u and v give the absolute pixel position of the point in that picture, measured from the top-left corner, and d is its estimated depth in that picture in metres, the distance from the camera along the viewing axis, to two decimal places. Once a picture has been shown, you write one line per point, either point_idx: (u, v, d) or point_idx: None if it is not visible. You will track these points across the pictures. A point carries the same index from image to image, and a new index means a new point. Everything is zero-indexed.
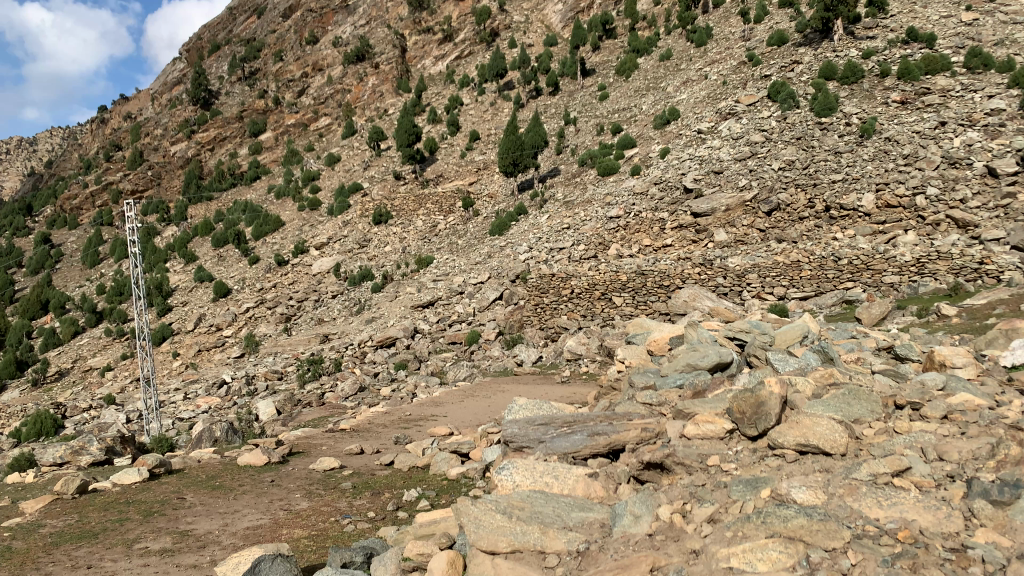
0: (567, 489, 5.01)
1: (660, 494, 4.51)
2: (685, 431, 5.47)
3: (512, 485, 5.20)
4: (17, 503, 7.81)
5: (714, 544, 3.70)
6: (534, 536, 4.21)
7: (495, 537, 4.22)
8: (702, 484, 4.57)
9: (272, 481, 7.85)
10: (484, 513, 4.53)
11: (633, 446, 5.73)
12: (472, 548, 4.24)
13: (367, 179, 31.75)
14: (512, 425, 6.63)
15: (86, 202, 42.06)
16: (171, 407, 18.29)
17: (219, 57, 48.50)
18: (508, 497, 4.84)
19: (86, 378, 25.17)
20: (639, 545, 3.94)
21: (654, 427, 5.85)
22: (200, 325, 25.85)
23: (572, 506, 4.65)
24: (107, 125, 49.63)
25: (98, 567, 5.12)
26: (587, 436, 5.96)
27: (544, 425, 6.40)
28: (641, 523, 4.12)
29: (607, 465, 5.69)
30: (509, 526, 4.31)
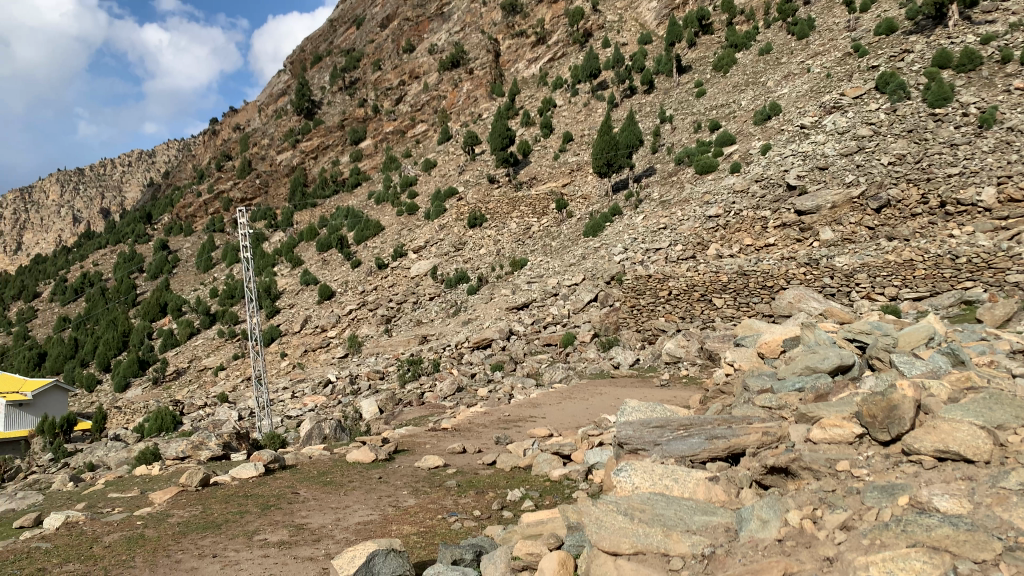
0: (687, 492, 4.95)
1: (788, 499, 4.37)
2: (810, 435, 5.30)
3: (630, 487, 5.18)
4: (146, 494, 8.35)
5: (850, 552, 3.56)
6: (657, 538, 4.17)
7: (618, 539, 4.19)
8: (832, 490, 4.40)
9: (381, 477, 8.10)
10: (605, 513, 4.51)
11: (755, 449, 5.62)
12: (592, 549, 4.24)
13: (462, 184, 32.24)
14: (626, 426, 6.62)
15: (201, 210, 44.46)
16: (281, 406, 19.13)
17: (321, 68, 50.26)
18: (628, 499, 4.81)
19: (201, 377, 26.56)
20: (769, 550, 3.83)
21: (775, 431, 5.70)
22: (306, 326, 26.91)
23: (694, 510, 4.58)
24: (218, 136, 52.28)
25: (223, 557, 5.39)
26: (705, 440, 5.90)
27: (660, 427, 6.39)
28: (768, 528, 4.01)
29: (727, 468, 5.59)
30: (631, 528, 4.28)
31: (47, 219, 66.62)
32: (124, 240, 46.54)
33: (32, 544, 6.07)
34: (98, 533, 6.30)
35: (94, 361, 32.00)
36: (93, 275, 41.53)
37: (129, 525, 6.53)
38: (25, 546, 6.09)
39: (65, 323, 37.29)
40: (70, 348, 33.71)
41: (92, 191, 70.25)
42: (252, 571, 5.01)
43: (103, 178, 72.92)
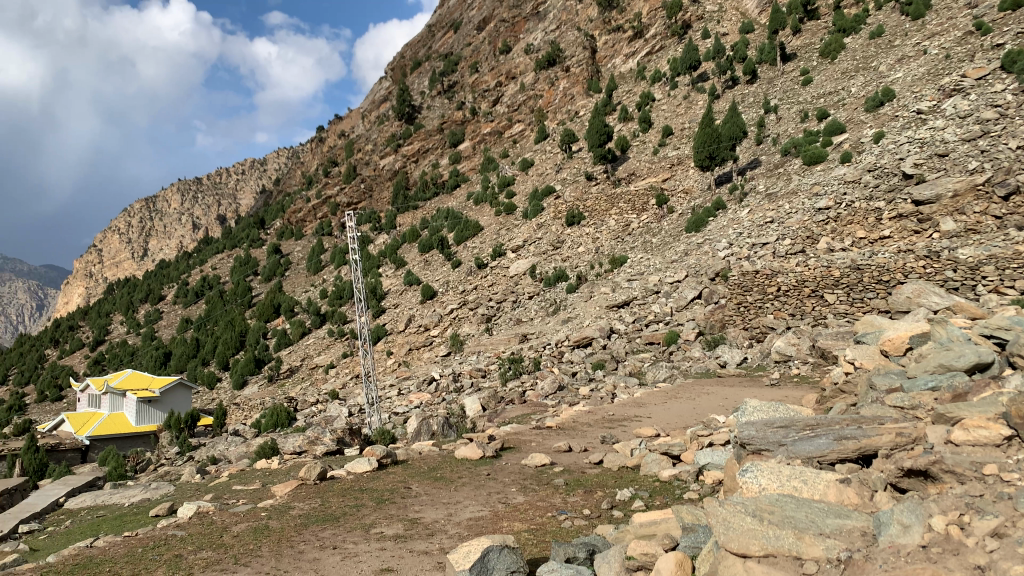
0: (817, 494, 4.79)
1: (932, 503, 4.11)
2: (951, 436, 4.98)
3: (757, 488, 5.05)
4: (268, 486, 8.76)
5: (1006, 561, 3.30)
6: (789, 541, 4.03)
7: (747, 540, 4.08)
8: (979, 495, 4.10)
9: (489, 474, 8.20)
10: (732, 514, 4.40)
11: (888, 451, 5.36)
12: (720, 550, 4.15)
13: (560, 182, 32.23)
14: (748, 425, 6.49)
15: (309, 214, 46.25)
16: (388, 403, 19.69)
17: (421, 74, 51.33)
18: (757, 500, 4.68)
19: (313, 374, 27.62)
20: (913, 557, 3.62)
21: (911, 431, 5.40)
22: (410, 325, 27.57)
23: (827, 512, 4.41)
24: (324, 143, 54.24)
25: (343, 549, 5.60)
26: (833, 441, 5.71)
27: (784, 427, 6.23)
28: (911, 535, 3.80)
29: (858, 470, 5.36)
30: (761, 529, 4.17)
31: (170, 226, 70.80)
32: (240, 245, 48.95)
33: (169, 532, 6.48)
34: (226, 523, 6.66)
35: (215, 360, 33.79)
36: (212, 279, 43.92)
37: (255, 516, 6.86)
38: (162, 533, 6.51)
39: (188, 324, 39.55)
40: (192, 347, 35.73)
41: (209, 198, 74.21)
42: (371, 563, 5.17)
43: (219, 186, 76.85)
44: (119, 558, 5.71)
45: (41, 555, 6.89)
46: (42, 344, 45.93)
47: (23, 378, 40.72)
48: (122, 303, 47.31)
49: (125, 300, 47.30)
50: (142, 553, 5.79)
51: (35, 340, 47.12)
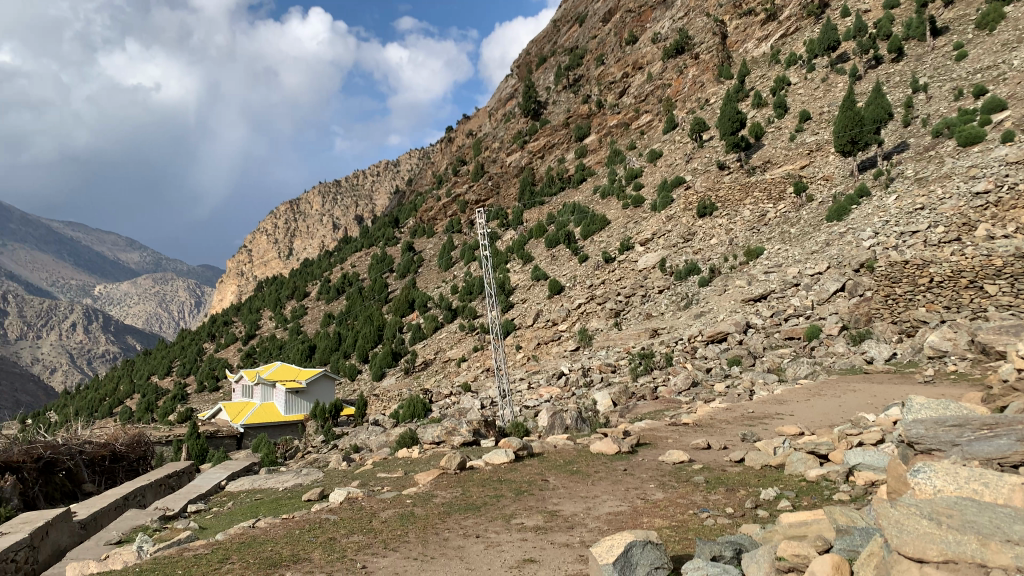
0: (1000, 499, 4.44)
1: None
2: None
3: (931, 489, 4.74)
4: (409, 475, 9.10)
5: None
6: (971, 547, 3.70)
7: (923, 544, 3.78)
8: None
9: (626, 469, 8.15)
10: (905, 517, 4.11)
11: None
12: (892, 553, 3.87)
13: (690, 172, 31.44)
14: (915, 424, 6.15)
15: (440, 212, 47.55)
16: (520, 396, 20.00)
17: (547, 69, 51.54)
18: (932, 503, 4.36)
19: (445, 367, 28.34)
20: None
21: None
22: (538, 320, 27.83)
23: (1014, 518, 4.06)
24: (454, 143, 55.58)
25: (486, 538, 5.73)
26: (1015, 442, 5.29)
27: (957, 426, 5.85)
28: None
29: None
30: (939, 533, 3.86)
31: (312, 227, 74.57)
32: (376, 244, 50.97)
33: (322, 515, 6.85)
34: (375, 509, 6.96)
35: (355, 353, 35.37)
36: (351, 276, 45.97)
37: (400, 502, 7.14)
38: (317, 516, 6.89)
39: (330, 319, 41.57)
40: (334, 341, 37.51)
41: (348, 200, 77.54)
42: (513, 554, 5.26)
43: (356, 188, 80.15)
44: (279, 538, 6.09)
45: (210, 533, 7.50)
46: (202, 338, 49.63)
47: (185, 369, 44.18)
48: (270, 299, 50.35)
49: (273, 297, 50.35)
50: (300, 534, 6.16)
51: (195, 334, 50.97)
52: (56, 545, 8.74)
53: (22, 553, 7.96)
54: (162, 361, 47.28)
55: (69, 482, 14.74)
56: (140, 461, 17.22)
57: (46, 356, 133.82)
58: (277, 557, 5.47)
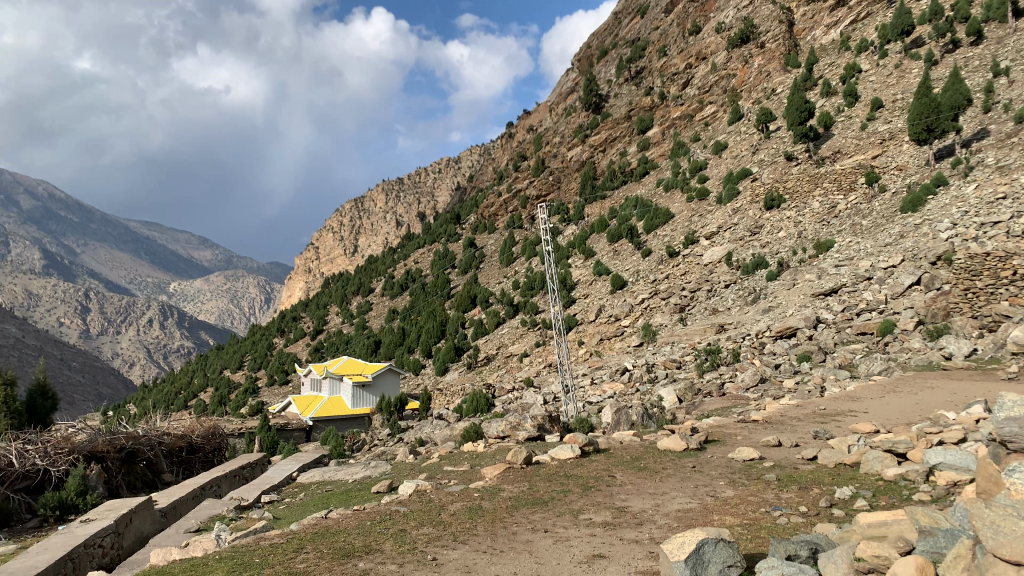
0: None
1: None
2: None
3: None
4: (476, 469, 9.18)
5: None
6: None
7: (1019, 547, 3.57)
8: None
9: (694, 467, 8.03)
10: (998, 517, 3.90)
11: None
12: (984, 556, 3.68)
13: (757, 164, 30.77)
14: (1008, 423, 5.92)
15: (501, 208, 47.77)
16: (583, 392, 19.97)
17: (608, 63, 51.16)
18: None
19: (508, 362, 28.45)
20: None
21: None
22: (601, 315, 27.70)
23: None
24: (514, 139, 55.76)
25: (554, 532, 5.73)
26: None
27: None
28: None
29: None
30: None
31: (376, 224, 75.72)
32: (439, 240, 51.49)
33: (392, 507, 6.96)
34: (443, 502, 7.03)
35: (418, 348, 35.80)
36: (415, 272, 46.55)
37: (468, 496, 7.20)
38: (386, 508, 7.00)
39: (394, 314, 42.19)
40: (398, 336, 38.04)
41: (411, 196, 78.44)
42: (582, 549, 5.25)
43: (419, 184, 81.00)
44: (352, 529, 6.22)
45: (284, 523, 7.70)
46: (271, 333, 50.97)
47: (256, 363, 45.46)
48: (337, 295, 51.38)
49: (340, 293, 51.37)
50: (371, 526, 6.27)
51: (265, 329, 52.39)
52: (139, 532, 9.12)
53: (108, 538, 8.34)
54: (234, 355, 48.74)
55: (149, 472, 15.36)
56: (215, 452, 17.83)
57: (126, 351, 139.38)
58: (350, 548, 5.58)
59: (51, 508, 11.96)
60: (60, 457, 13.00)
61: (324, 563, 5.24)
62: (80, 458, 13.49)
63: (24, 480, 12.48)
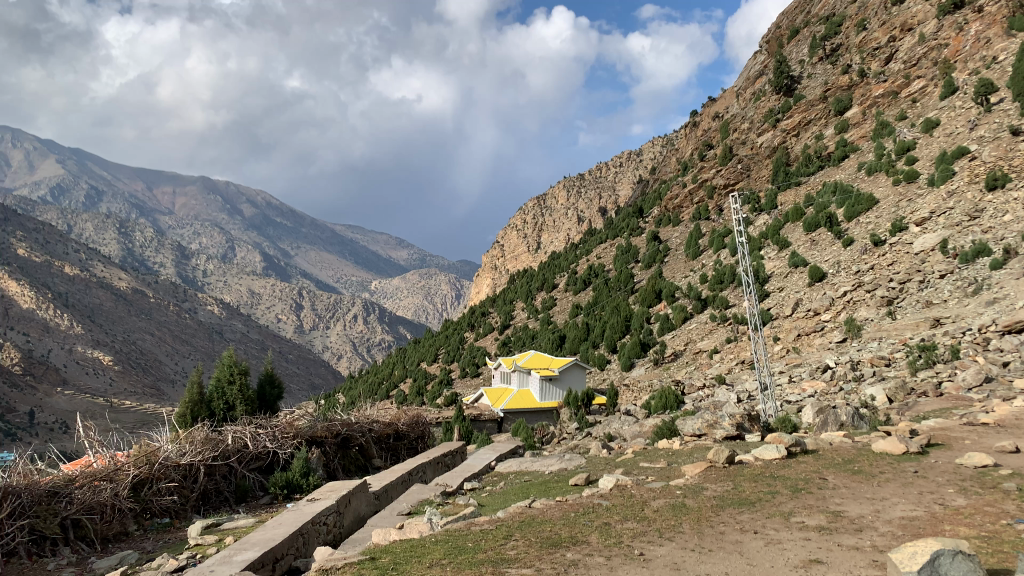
0: None
1: None
2: None
3: None
4: (674, 466, 9.06)
5: None
6: None
7: None
8: None
9: (917, 472, 7.43)
10: None
11: None
12: None
13: (976, 141, 27.66)
14: None
15: (686, 199, 46.85)
16: (780, 390, 19.17)
17: (800, 42, 48.46)
18: None
19: (698, 359, 27.72)
20: None
21: None
22: (798, 309, 26.40)
23: None
24: (699, 127, 54.45)
25: (765, 534, 5.55)
26: None
27: None
28: None
29: None
30: None
31: (559, 220, 76.58)
32: (622, 234, 51.25)
33: (594, 501, 7.05)
34: (645, 498, 7.01)
35: (604, 343, 35.84)
36: (598, 267, 46.63)
37: (670, 493, 7.13)
38: (589, 501, 7.09)
39: (579, 309, 42.53)
40: (583, 331, 38.25)
41: (592, 190, 78.34)
42: (797, 553, 5.05)
43: (600, 178, 80.72)
44: (556, 520, 6.37)
45: (489, 511, 8.02)
46: (462, 327, 53.09)
47: (449, 357, 47.57)
48: (523, 291, 52.57)
49: (525, 288, 52.50)
50: (577, 517, 6.38)
51: (456, 324, 54.67)
52: (357, 512, 9.86)
53: (332, 516, 9.07)
54: (429, 348, 51.37)
55: (361, 456, 16.55)
56: (417, 439, 18.90)
57: (335, 345, 151.04)
58: (557, 538, 5.72)
59: (280, 486, 13.30)
60: (286, 441, 14.32)
61: (533, 551, 5.41)
62: (303, 442, 14.78)
63: (257, 460, 13.90)
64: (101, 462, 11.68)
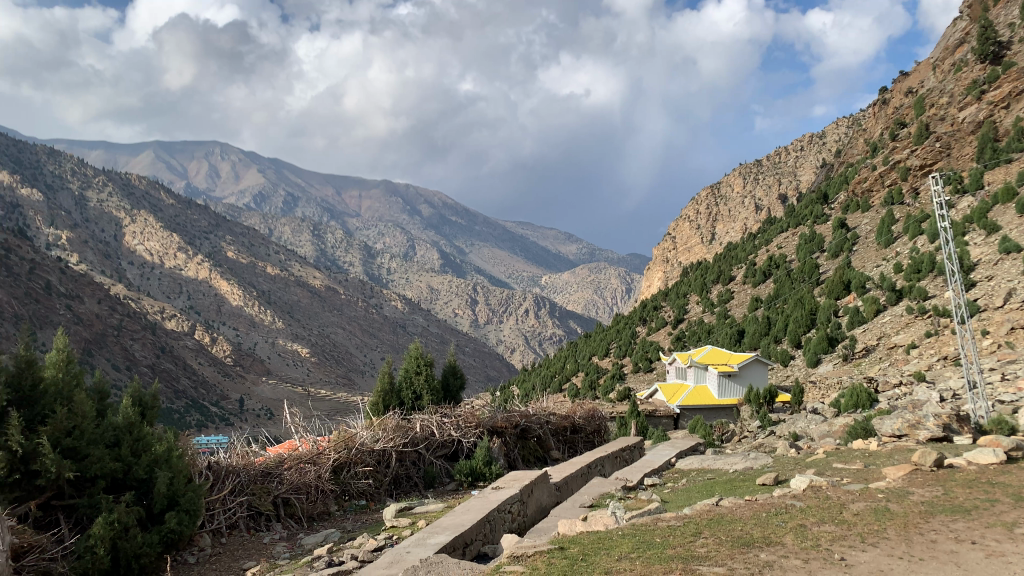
0: None
1: None
2: None
3: None
4: (873, 468, 8.49)
5: None
6: None
7: None
8: None
9: None
10: None
11: None
12: None
13: None
14: None
15: (876, 183, 43.83)
16: (991, 390, 17.44)
17: (1009, 4, 43.68)
18: None
19: (893, 355, 25.79)
20: None
21: None
22: (1010, 301, 23.90)
23: None
24: (890, 105, 50.62)
25: (984, 546, 5.09)
26: None
27: None
28: None
29: None
30: None
31: (735, 210, 73.92)
32: (804, 222, 48.65)
33: (786, 501, 6.76)
34: (843, 500, 6.64)
35: (787, 338, 34.23)
36: (778, 258, 44.48)
37: (871, 496, 6.70)
38: (781, 502, 6.81)
39: (759, 302, 40.83)
40: (763, 325, 36.62)
41: (770, 177, 74.87)
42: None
43: (779, 164, 76.94)
44: (748, 519, 6.18)
45: (675, 507, 7.91)
46: (634, 322, 52.53)
47: (621, 351, 47.23)
48: (697, 284, 51.23)
49: (699, 281, 51.06)
50: (768, 518, 6.15)
51: (628, 317, 54.22)
52: (539, 503, 10.05)
53: (516, 505, 9.33)
54: (601, 342, 51.29)
55: (540, 448, 16.85)
56: (594, 433, 18.92)
57: (508, 338, 154.52)
58: (749, 538, 5.56)
59: (464, 473, 13.84)
60: (469, 430, 14.82)
61: (724, 550, 5.29)
62: (485, 432, 15.24)
63: (444, 448, 14.53)
64: (305, 446, 12.73)
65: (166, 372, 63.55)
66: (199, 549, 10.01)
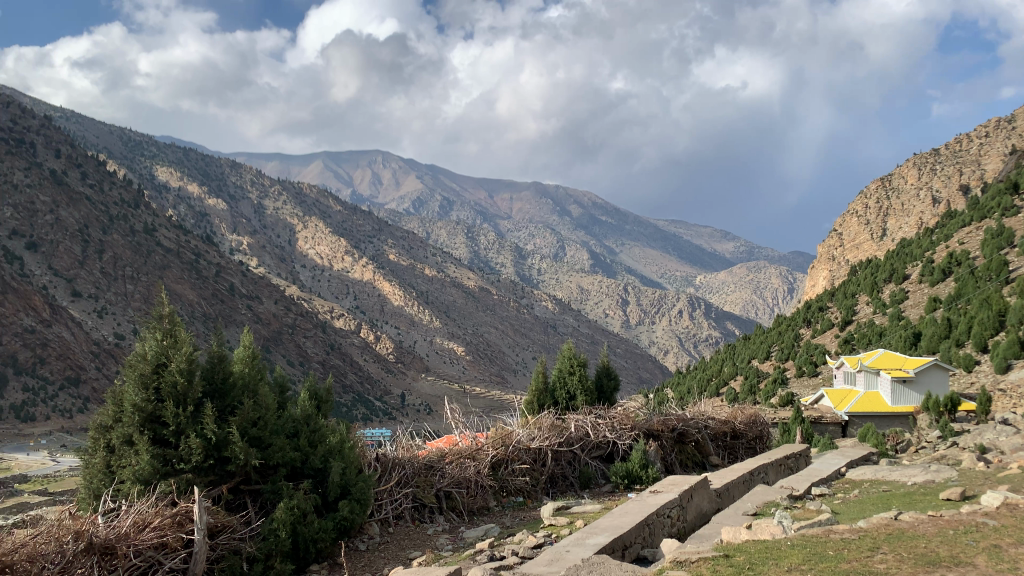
0: None
1: None
2: None
3: None
4: None
5: None
6: None
7: None
8: None
9: None
10: None
11: None
12: None
13: None
14: None
15: None
16: None
17: None
18: None
19: None
20: None
21: None
22: None
23: None
24: None
25: None
26: None
27: None
28: None
29: None
30: None
31: (908, 203, 68.84)
32: (991, 216, 44.48)
33: (977, 519, 6.22)
34: None
35: (971, 342, 31.45)
36: (961, 254, 40.94)
37: None
38: (972, 519, 6.28)
39: (938, 303, 37.77)
40: (944, 327, 33.81)
41: (950, 167, 69.06)
42: None
43: (959, 152, 70.83)
44: (932, 536, 5.75)
45: (848, 518, 7.50)
46: (797, 323, 50.07)
47: (783, 354, 45.15)
48: (867, 283, 48.11)
49: (870, 280, 47.92)
50: (956, 536, 5.70)
51: (790, 319, 51.75)
52: (699, 508, 9.81)
53: (675, 510, 9.17)
54: (761, 344, 49.30)
55: (698, 453, 16.44)
56: (756, 439, 18.20)
57: (662, 339, 151.82)
58: (934, 556, 5.17)
59: (621, 476, 13.74)
60: (625, 432, 14.63)
61: (906, 568, 4.96)
62: (642, 434, 15.03)
63: (599, 449, 14.48)
64: (465, 442, 13.10)
65: (335, 368, 67.54)
66: (368, 537, 10.56)
